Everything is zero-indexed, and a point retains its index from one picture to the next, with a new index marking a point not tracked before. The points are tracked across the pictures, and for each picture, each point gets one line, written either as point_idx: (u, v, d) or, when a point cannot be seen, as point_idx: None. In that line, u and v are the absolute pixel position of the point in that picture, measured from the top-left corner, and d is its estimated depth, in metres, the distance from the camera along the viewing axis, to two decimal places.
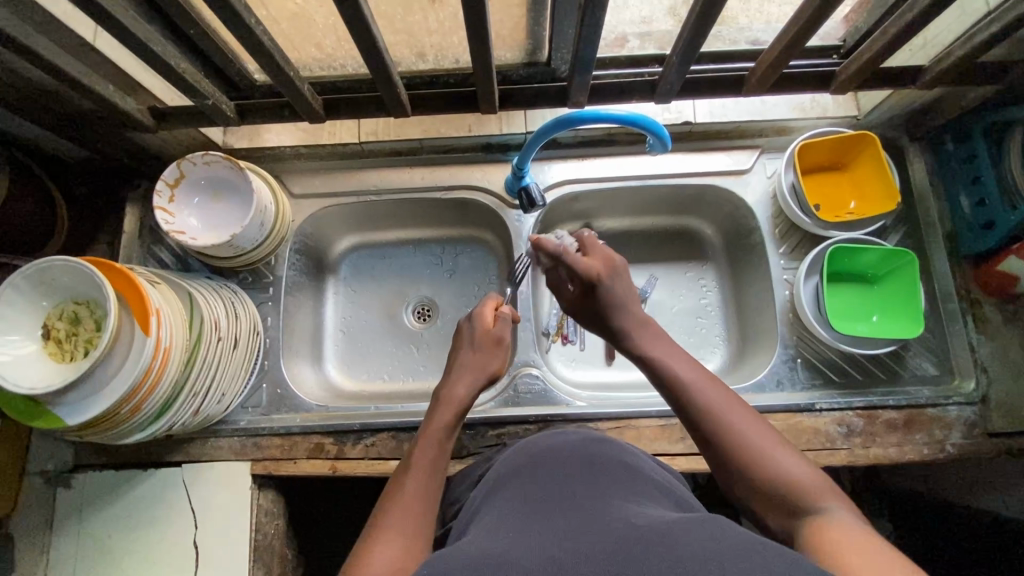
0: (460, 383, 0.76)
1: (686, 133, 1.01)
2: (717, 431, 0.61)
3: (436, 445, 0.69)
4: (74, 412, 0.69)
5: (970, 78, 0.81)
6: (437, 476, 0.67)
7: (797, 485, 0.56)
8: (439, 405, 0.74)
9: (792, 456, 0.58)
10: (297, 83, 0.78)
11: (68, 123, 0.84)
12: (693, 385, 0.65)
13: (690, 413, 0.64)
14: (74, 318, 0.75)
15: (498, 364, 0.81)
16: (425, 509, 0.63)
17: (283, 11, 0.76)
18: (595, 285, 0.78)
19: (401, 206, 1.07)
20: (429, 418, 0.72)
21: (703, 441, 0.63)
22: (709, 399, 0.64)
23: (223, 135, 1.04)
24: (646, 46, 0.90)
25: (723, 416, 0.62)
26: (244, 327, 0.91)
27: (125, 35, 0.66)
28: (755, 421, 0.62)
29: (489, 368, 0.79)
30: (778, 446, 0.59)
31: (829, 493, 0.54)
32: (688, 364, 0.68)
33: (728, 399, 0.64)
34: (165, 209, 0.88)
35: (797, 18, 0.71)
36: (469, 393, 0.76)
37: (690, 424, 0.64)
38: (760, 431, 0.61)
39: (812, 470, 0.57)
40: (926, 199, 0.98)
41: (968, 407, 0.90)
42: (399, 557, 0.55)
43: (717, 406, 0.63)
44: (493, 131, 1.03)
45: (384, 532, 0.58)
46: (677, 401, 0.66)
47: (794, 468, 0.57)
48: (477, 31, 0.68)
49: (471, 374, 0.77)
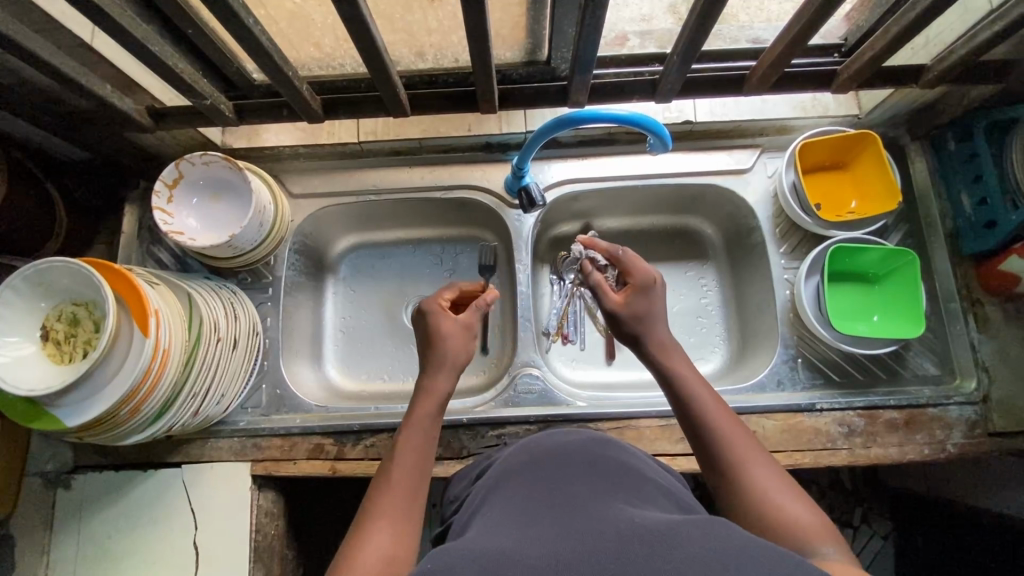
0: (436, 376, 0.73)
1: (687, 132, 1.01)
2: (728, 463, 0.62)
3: (423, 435, 0.68)
4: (73, 414, 0.69)
5: (972, 77, 0.80)
6: (427, 467, 0.66)
7: (791, 517, 0.55)
8: (421, 396, 0.72)
9: (800, 499, 0.57)
10: (296, 82, 0.77)
11: (66, 122, 0.84)
12: (710, 415, 0.66)
13: (703, 443, 0.65)
14: (72, 319, 0.75)
15: (464, 352, 0.76)
16: (416, 501, 0.63)
17: (281, 10, 0.75)
18: (647, 291, 0.77)
19: (401, 206, 1.06)
20: (412, 409, 0.71)
21: (712, 472, 0.63)
22: (724, 430, 0.64)
23: (222, 134, 1.04)
24: (646, 45, 0.90)
25: (735, 448, 0.62)
26: (243, 327, 0.91)
27: (123, 35, 0.65)
28: (767, 459, 0.62)
29: (457, 357, 0.75)
30: (786, 488, 0.58)
31: (831, 540, 0.53)
32: (710, 392, 0.68)
33: (744, 436, 0.64)
34: (163, 210, 0.88)
35: (798, 17, 0.70)
36: (451, 383, 0.73)
37: (703, 454, 0.65)
38: (770, 471, 0.60)
39: (811, 509, 0.56)
40: (927, 198, 0.97)
41: (969, 407, 0.89)
42: (391, 547, 0.56)
43: (731, 439, 0.63)
44: (493, 130, 1.02)
45: (375, 523, 0.59)
46: (692, 429, 0.66)
47: (798, 510, 0.56)
48: (476, 29, 0.68)
49: (448, 362, 0.74)
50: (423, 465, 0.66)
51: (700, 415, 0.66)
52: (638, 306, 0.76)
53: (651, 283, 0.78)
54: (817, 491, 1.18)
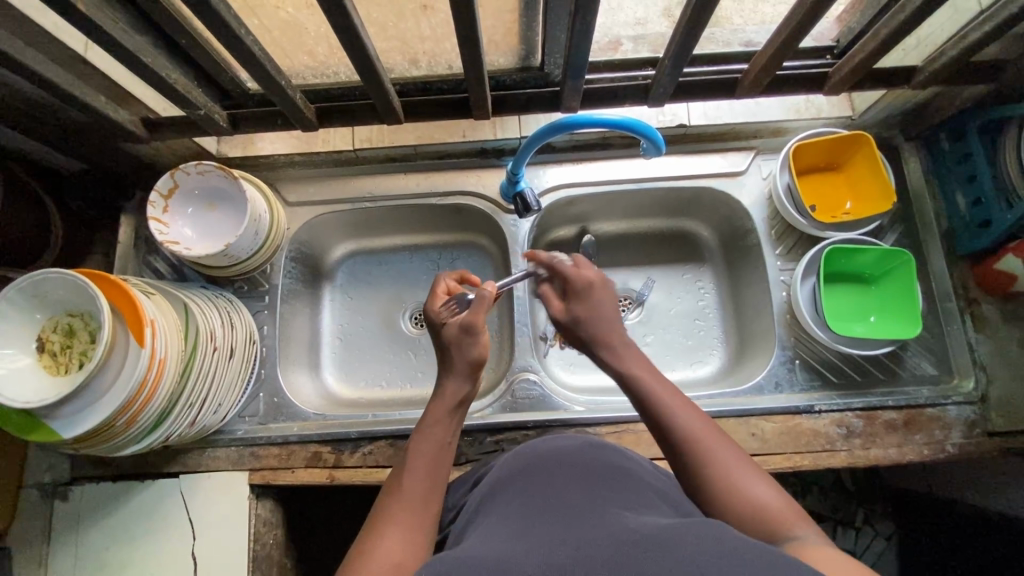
0: (453, 380, 0.71)
1: (681, 135, 1.01)
2: (693, 457, 0.61)
3: (437, 441, 0.67)
4: (69, 426, 0.69)
5: (966, 77, 0.80)
6: (438, 473, 0.65)
7: (763, 507, 0.56)
8: (437, 398, 0.71)
9: (766, 483, 0.59)
10: (290, 92, 0.78)
11: (62, 134, 0.84)
12: (669, 408, 0.65)
13: (666, 438, 0.64)
14: (69, 330, 0.75)
15: (474, 352, 0.72)
16: (428, 508, 0.62)
17: (275, 20, 0.76)
18: (585, 295, 0.75)
19: (396, 212, 1.06)
20: (428, 411, 0.70)
21: (678, 467, 0.63)
22: (685, 426, 0.63)
23: (217, 144, 1.04)
24: (639, 49, 0.90)
25: (698, 440, 0.62)
26: (240, 336, 0.91)
27: (116, 47, 0.65)
28: (730, 444, 0.62)
29: (465, 357, 0.72)
30: (752, 473, 0.59)
31: (802, 520, 0.55)
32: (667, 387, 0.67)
33: (704, 424, 0.63)
34: (159, 220, 0.88)
35: (788, 21, 0.71)
36: (466, 386, 0.71)
37: (666, 450, 0.64)
38: (734, 456, 0.61)
39: (782, 498, 0.57)
40: (922, 198, 0.97)
41: (967, 407, 0.89)
42: (399, 554, 0.56)
43: (692, 429, 0.63)
44: (488, 135, 1.02)
45: (384, 528, 0.59)
46: (655, 427, 0.65)
47: (768, 496, 0.57)
48: (468, 37, 0.68)
49: (464, 367, 0.72)
50: (435, 474, 0.65)
51: (659, 409, 0.65)
52: (578, 312, 0.74)
53: (585, 286, 0.75)
54: (818, 493, 1.17)
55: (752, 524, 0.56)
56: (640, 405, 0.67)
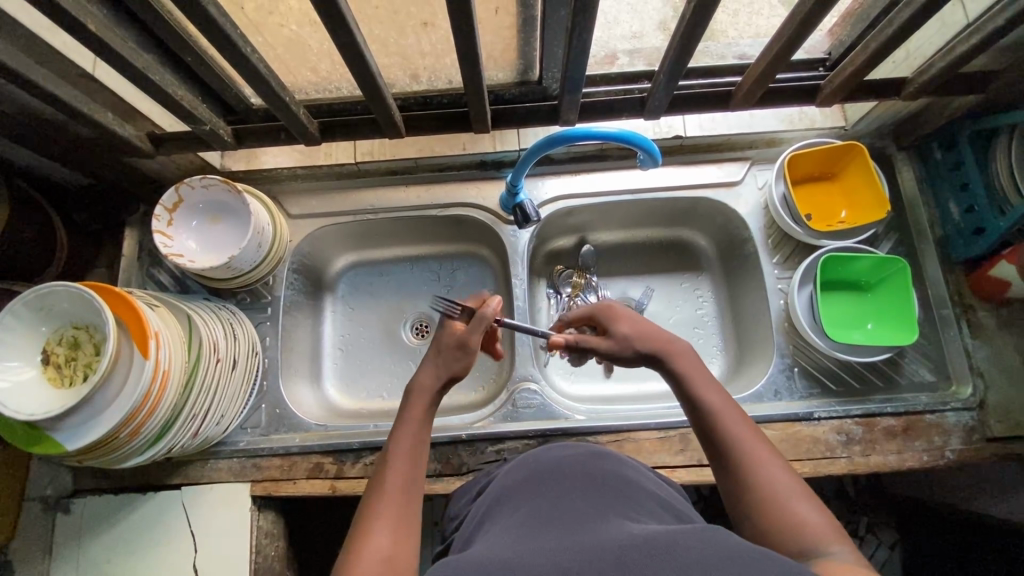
0: (424, 379, 0.72)
1: (677, 146, 1.03)
2: (737, 462, 0.62)
3: (414, 441, 0.67)
4: (73, 437, 0.69)
5: (955, 87, 0.82)
6: (417, 469, 0.65)
7: (802, 522, 0.56)
8: (410, 398, 0.71)
9: (807, 500, 0.58)
10: (293, 107, 0.79)
11: (68, 149, 0.85)
12: (719, 414, 0.66)
13: (713, 442, 0.65)
14: (73, 342, 0.76)
15: (461, 360, 0.74)
16: (409, 508, 0.62)
17: (278, 36, 0.78)
18: (614, 319, 0.77)
19: (397, 224, 1.08)
20: (400, 414, 0.70)
21: (720, 471, 0.64)
22: (735, 433, 0.64)
23: (221, 158, 1.05)
24: (635, 62, 0.92)
25: (745, 448, 0.63)
26: (242, 347, 0.92)
27: (123, 65, 0.67)
28: (778, 459, 0.62)
29: (450, 363, 0.73)
30: (797, 490, 0.59)
31: (841, 541, 0.54)
32: (721, 395, 0.68)
33: (754, 435, 0.64)
34: (163, 233, 0.89)
35: (780, 36, 0.73)
36: (439, 384, 0.72)
37: (711, 454, 0.65)
38: (779, 469, 0.61)
39: (825, 518, 0.57)
40: (915, 207, 0.99)
41: (966, 413, 0.90)
42: (386, 558, 0.56)
43: (740, 436, 0.64)
44: (488, 148, 1.04)
45: (368, 531, 0.58)
46: (705, 431, 0.66)
47: (810, 513, 0.57)
48: (467, 53, 0.70)
49: (438, 366, 0.73)
50: (414, 472, 0.65)
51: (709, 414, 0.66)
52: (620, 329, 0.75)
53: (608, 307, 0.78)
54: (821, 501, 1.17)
55: (787, 537, 0.56)
56: (692, 407, 0.68)
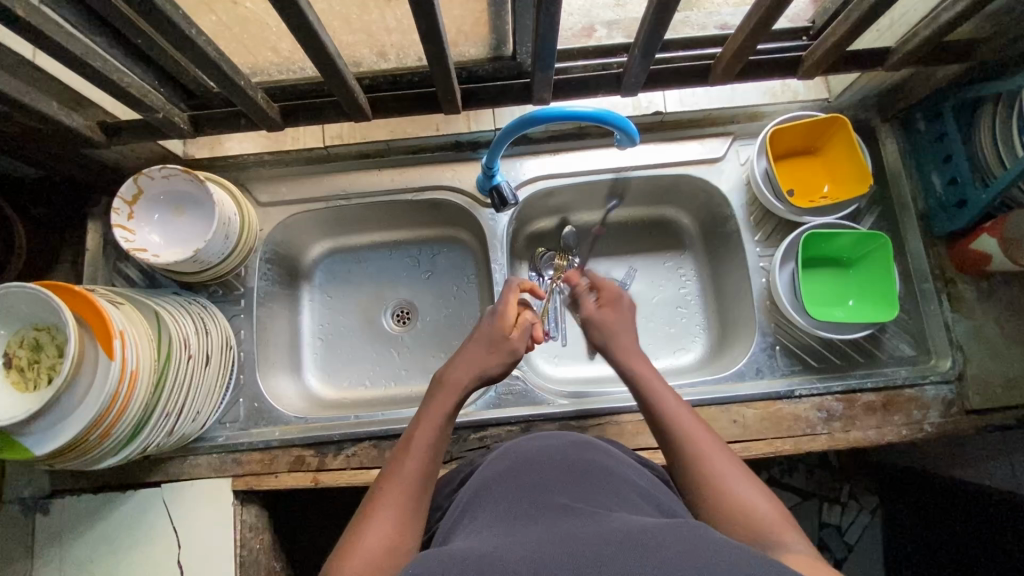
0: (463, 368, 0.78)
1: (656, 123, 1.00)
2: (692, 461, 0.64)
3: (437, 431, 0.71)
4: (40, 443, 0.67)
5: (940, 57, 0.80)
6: (434, 463, 0.68)
7: (758, 516, 0.57)
8: (441, 390, 0.76)
9: (761, 493, 0.60)
10: (250, 91, 0.75)
11: (15, 142, 0.81)
12: (673, 417, 0.68)
13: (666, 443, 0.67)
14: (35, 345, 0.73)
15: (498, 370, 0.81)
16: (416, 501, 0.64)
17: (233, 15, 0.73)
18: (614, 302, 0.86)
19: (373, 209, 1.04)
20: (428, 405, 0.74)
21: (678, 474, 0.65)
22: (688, 434, 0.66)
23: (183, 145, 1.01)
24: (613, 35, 0.88)
25: (697, 444, 0.65)
26: (215, 343, 0.89)
27: (59, 51, 0.62)
28: (728, 455, 0.64)
29: (490, 367, 0.80)
30: (750, 485, 0.61)
31: (792, 531, 0.56)
32: (673, 396, 0.71)
33: (705, 431, 0.67)
34: (124, 227, 0.86)
35: (758, 7, 0.69)
36: (470, 383, 0.77)
37: (663, 451, 0.67)
38: (729, 465, 0.63)
39: (778, 510, 0.58)
40: (899, 178, 0.97)
41: (944, 386, 0.90)
42: (387, 548, 0.58)
43: (691, 436, 0.66)
44: (462, 129, 1.01)
45: (374, 519, 0.61)
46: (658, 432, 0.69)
47: (762, 505, 0.58)
48: (430, 32, 0.66)
49: (472, 363, 0.79)
50: (428, 466, 0.67)
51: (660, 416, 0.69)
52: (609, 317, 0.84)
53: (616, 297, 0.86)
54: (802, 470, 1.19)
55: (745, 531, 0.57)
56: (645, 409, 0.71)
